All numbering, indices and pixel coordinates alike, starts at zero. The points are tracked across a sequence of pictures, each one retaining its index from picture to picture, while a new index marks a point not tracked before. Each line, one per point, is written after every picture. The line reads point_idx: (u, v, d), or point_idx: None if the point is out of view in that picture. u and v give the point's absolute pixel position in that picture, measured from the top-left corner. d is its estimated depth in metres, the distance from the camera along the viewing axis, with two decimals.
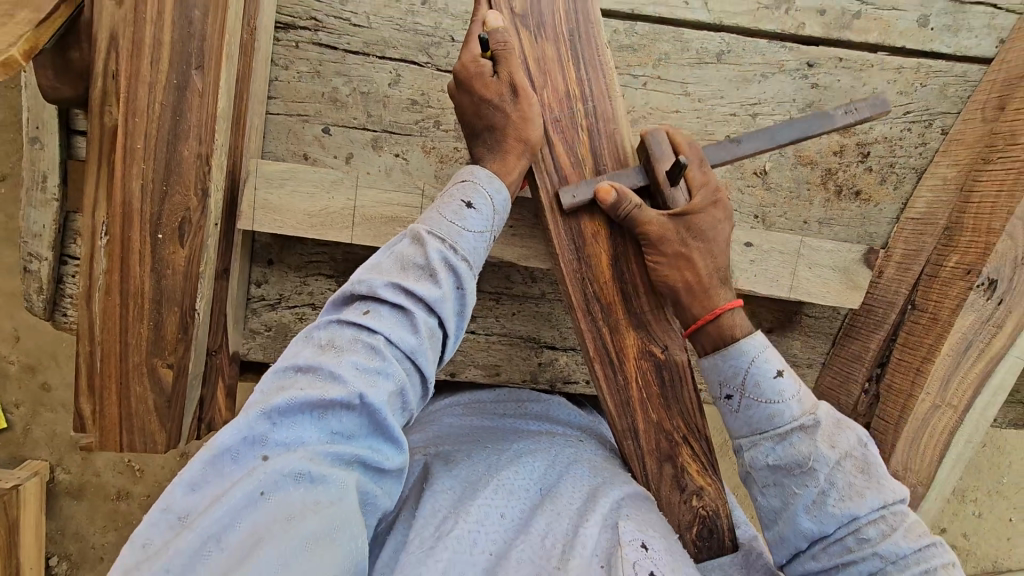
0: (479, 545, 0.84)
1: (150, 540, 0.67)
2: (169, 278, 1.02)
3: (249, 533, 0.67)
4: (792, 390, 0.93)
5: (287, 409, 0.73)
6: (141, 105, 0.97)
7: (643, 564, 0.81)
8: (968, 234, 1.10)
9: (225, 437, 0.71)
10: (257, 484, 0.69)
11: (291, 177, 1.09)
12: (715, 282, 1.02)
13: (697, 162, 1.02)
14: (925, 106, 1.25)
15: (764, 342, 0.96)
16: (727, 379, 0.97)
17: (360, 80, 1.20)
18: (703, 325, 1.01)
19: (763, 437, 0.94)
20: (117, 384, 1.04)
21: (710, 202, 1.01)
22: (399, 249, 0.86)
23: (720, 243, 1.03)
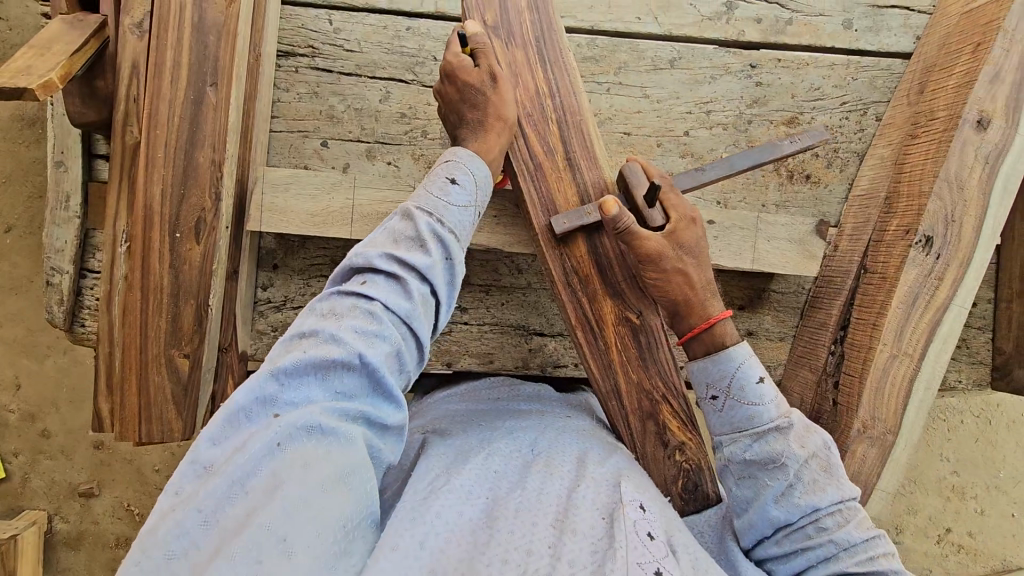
0: (473, 495, 0.87)
1: (181, 487, 0.71)
2: (185, 273, 1.12)
3: (269, 481, 0.69)
4: (772, 395, 0.98)
5: (293, 370, 0.77)
6: (161, 120, 1.09)
7: (642, 523, 0.82)
8: (904, 200, 1.23)
9: (240, 397, 0.75)
10: (273, 436, 0.72)
11: (294, 182, 1.21)
12: (708, 292, 1.09)
13: (670, 189, 1.13)
14: (858, 97, 1.41)
15: (749, 350, 1.01)
16: (715, 381, 1.01)
17: (354, 98, 1.35)
18: (700, 330, 1.06)
19: (743, 435, 0.98)
20: (137, 375, 1.12)
21: (688, 221, 1.10)
22: (390, 225, 0.93)
23: (706, 257, 1.11)
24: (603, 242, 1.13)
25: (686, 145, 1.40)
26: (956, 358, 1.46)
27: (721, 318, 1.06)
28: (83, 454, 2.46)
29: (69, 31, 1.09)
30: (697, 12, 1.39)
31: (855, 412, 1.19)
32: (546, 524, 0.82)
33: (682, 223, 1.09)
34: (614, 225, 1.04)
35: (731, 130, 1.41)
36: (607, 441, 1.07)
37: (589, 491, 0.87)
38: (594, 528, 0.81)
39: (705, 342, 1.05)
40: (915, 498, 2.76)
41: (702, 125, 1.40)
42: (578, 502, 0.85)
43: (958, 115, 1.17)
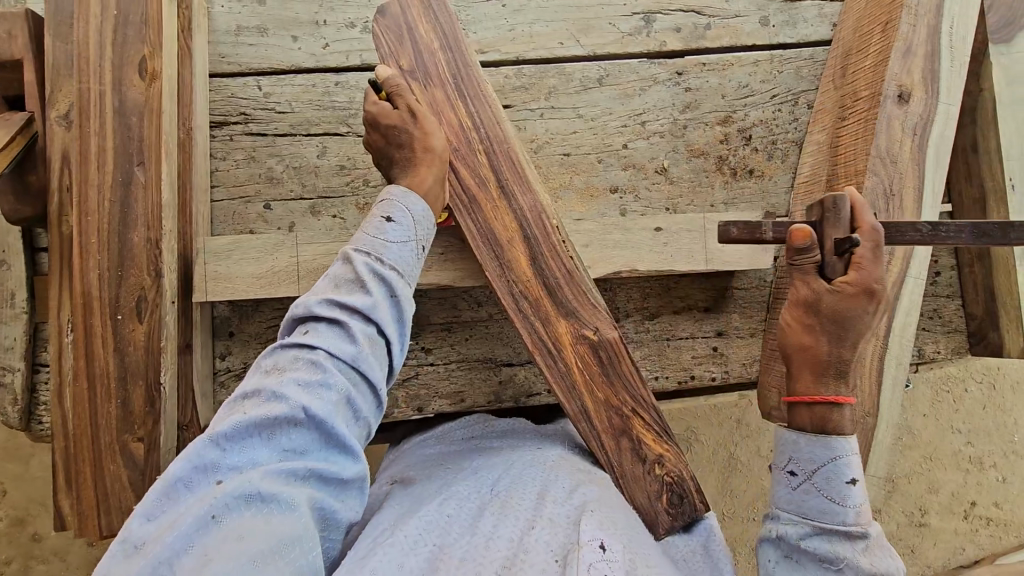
0: (419, 545, 0.83)
1: (108, 570, 0.67)
2: (132, 354, 1.10)
3: (198, 558, 0.65)
4: (857, 501, 0.94)
5: (235, 433, 0.74)
6: (93, 206, 1.10)
7: (599, 566, 0.75)
8: (842, 182, 1.23)
9: (178, 468, 0.72)
10: (208, 508, 0.68)
11: (236, 247, 1.20)
12: (838, 370, 0.99)
13: (875, 247, 0.98)
14: (787, 88, 1.44)
15: (857, 448, 0.96)
16: (800, 460, 0.98)
17: (292, 157, 1.35)
18: (818, 400, 0.98)
19: (805, 522, 0.95)
20: (93, 468, 1.09)
21: (863, 292, 0.97)
22: (332, 271, 0.90)
23: (859, 337, 0.99)
24: (547, 262, 1.12)
25: (627, 158, 1.41)
26: (930, 330, 1.44)
27: (837, 403, 0.97)
28: (77, 555, 2.38)
29: None
30: (617, 29, 1.42)
31: None
32: (492, 572, 0.77)
33: (850, 292, 0.97)
34: (792, 255, 1.00)
35: (669, 137, 1.42)
36: (579, 468, 1.06)
37: (545, 532, 0.83)
38: (545, 571, 0.76)
39: (804, 417, 0.99)
40: (934, 475, 2.71)
41: (640, 137, 1.42)
42: (531, 545, 0.81)
43: (879, 92, 1.19)
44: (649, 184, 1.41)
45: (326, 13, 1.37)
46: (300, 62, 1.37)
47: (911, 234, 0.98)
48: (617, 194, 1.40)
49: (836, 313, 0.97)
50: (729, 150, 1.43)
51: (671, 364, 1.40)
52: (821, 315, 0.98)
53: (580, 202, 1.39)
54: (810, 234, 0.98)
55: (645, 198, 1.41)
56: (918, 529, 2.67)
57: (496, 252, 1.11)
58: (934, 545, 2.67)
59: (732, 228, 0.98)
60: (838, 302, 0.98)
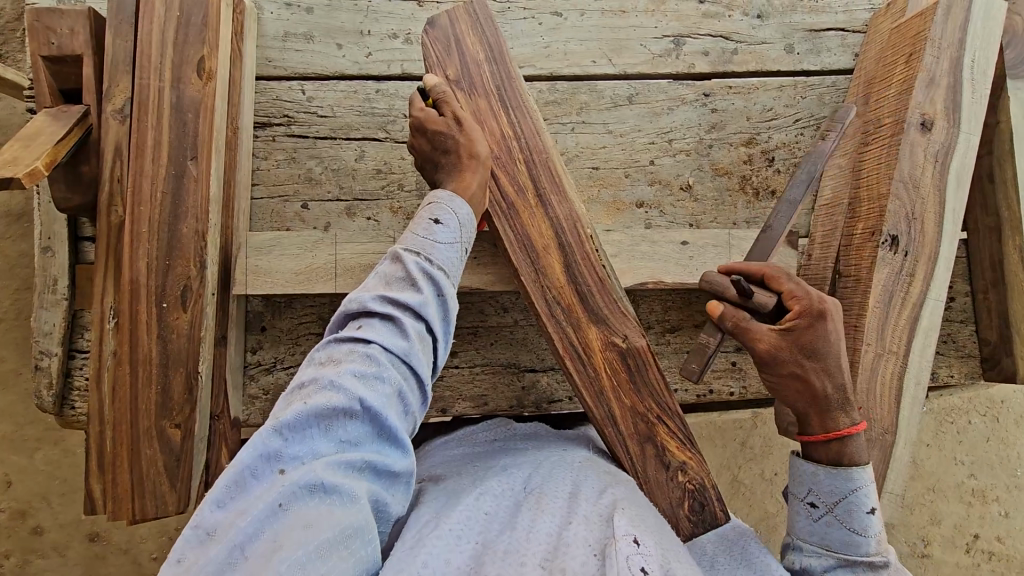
0: (462, 541, 0.87)
1: (183, 555, 0.71)
2: (173, 342, 1.13)
3: (269, 544, 0.70)
4: (877, 529, 0.97)
5: (296, 423, 0.78)
6: (145, 197, 1.14)
7: (636, 559, 0.82)
8: (865, 204, 1.27)
9: (245, 456, 0.76)
10: (275, 497, 0.72)
11: (277, 243, 1.25)
12: (838, 401, 1.04)
13: (786, 279, 1.09)
14: (810, 113, 1.49)
15: (873, 477, 0.99)
16: (821, 492, 1.00)
17: (331, 160, 1.40)
18: (830, 437, 1.02)
19: (829, 553, 0.98)
20: (129, 451, 1.12)
21: (814, 318, 1.05)
22: (382, 268, 0.95)
23: (834, 351, 1.04)
24: (580, 269, 1.16)
25: (653, 174, 1.46)
26: (944, 354, 1.47)
27: (849, 434, 1.01)
28: (76, 550, 2.37)
29: (53, 122, 1.14)
30: (648, 51, 1.48)
31: None
32: (535, 564, 0.82)
33: (803, 324, 1.05)
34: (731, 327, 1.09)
35: (694, 156, 1.47)
36: (607, 470, 1.08)
37: (581, 528, 0.88)
38: (586, 564, 0.82)
39: (819, 453, 1.03)
40: (936, 506, 2.71)
41: (666, 154, 1.47)
42: (570, 540, 0.85)
43: (902, 120, 1.24)
44: (674, 201, 1.46)
45: (371, 24, 1.43)
46: (343, 69, 1.42)
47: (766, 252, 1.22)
48: (643, 209, 1.45)
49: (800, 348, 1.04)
50: (753, 171, 1.47)
51: (690, 377, 1.43)
52: (793, 357, 1.03)
53: (607, 214, 1.44)
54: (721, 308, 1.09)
55: (670, 213, 1.45)
56: (920, 561, 2.67)
57: (532, 257, 1.15)
58: None
59: (693, 363, 1.12)
60: (800, 336, 1.04)
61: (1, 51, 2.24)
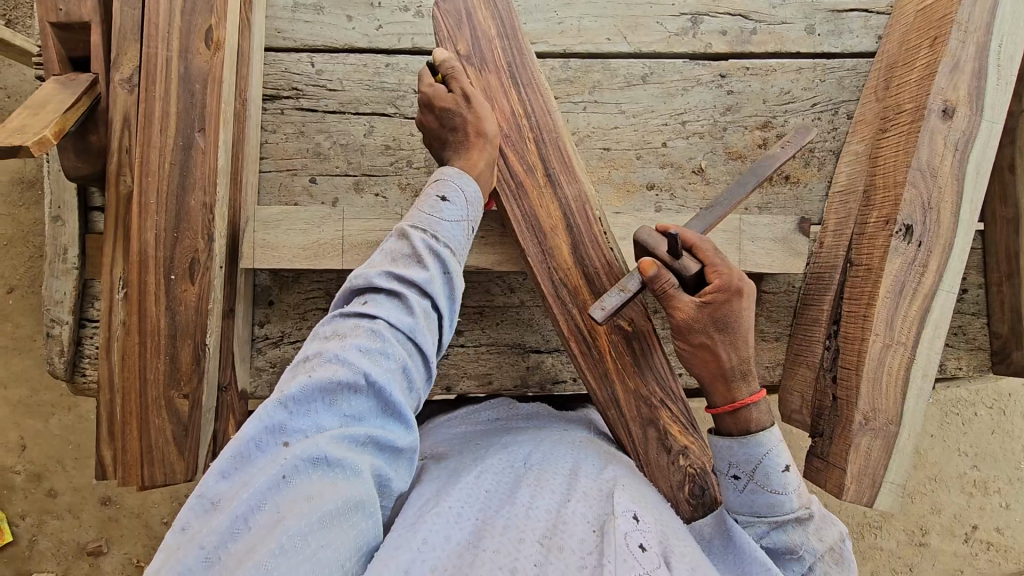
0: (462, 518, 0.89)
1: (187, 524, 0.73)
2: (181, 314, 1.14)
3: (272, 515, 0.71)
4: (795, 484, 0.99)
5: (301, 397, 0.79)
6: (153, 167, 1.13)
7: (634, 535, 0.84)
8: (880, 192, 1.26)
9: (251, 428, 0.77)
10: (279, 469, 0.74)
11: (285, 218, 1.24)
12: (741, 373, 1.06)
13: (712, 250, 1.09)
14: (829, 97, 1.46)
15: (779, 436, 1.01)
16: (738, 462, 1.01)
17: (339, 135, 1.39)
18: (738, 406, 1.04)
19: (761, 520, 0.99)
20: (139, 420, 1.13)
21: (732, 293, 1.06)
22: (388, 245, 0.95)
23: (745, 328, 1.07)
24: (588, 251, 1.15)
25: (665, 156, 1.44)
26: (953, 346, 1.46)
27: (753, 402, 1.04)
28: (90, 513, 2.44)
29: (61, 90, 1.14)
30: (664, 29, 1.44)
31: (854, 406, 1.19)
32: (534, 540, 0.83)
33: (722, 298, 1.06)
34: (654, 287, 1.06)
35: (708, 138, 1.44)
36: (606, 451, 1.10)
37: (580, 505, 0.90)
38: (584, 542, 0.83)
39: (728, 425, 1.05)
40: (937, 496, 2.71)
41: (679, 136, 1.44)
42: (570, 517, 0.87)
43: (923, 106, 1.21)
44: (685, 183, 1.43)
45: None
46: (353, 42, 1.40)
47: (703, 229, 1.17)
48: (653, 191, 1.43)
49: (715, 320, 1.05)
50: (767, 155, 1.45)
51: None
52: (708, 330, 1.04)
53: (616, 196, 1.42)
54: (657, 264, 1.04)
55: (681, 196, 1.43)
56: (916, 548, 2.68)
57: (539, 239, 1.14)
58: (933, 565, 2.68)
59: (604, 306, 1.06)
60: (718, 309, 1.05)
61: (10, 16, 2.22)
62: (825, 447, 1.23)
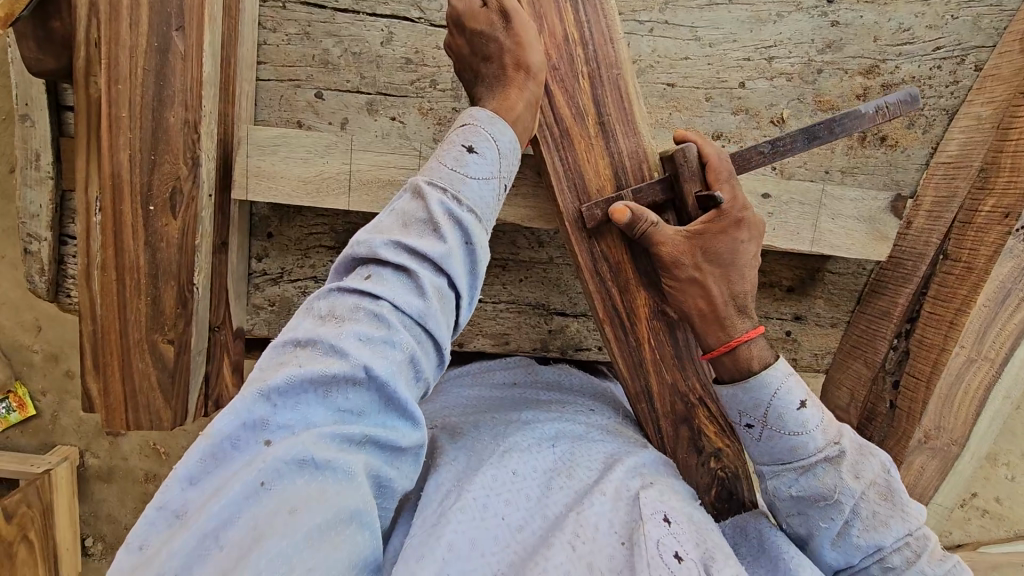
0: (490, 512, 0.79)
1: (147, 541, 0.63)
2: (163, 251, 1.00)
3: (250, 529, 0.61)
4: (817, 421, 0.82)
5: (287, 388, 0.66)
6: (123, 71, 0.93)
7: (668, 543, 0.74)
8: (1005, 175, 1.04)
9: (224, 424, 0.65)
10: (256, 474, 0.62)
11: (283, 143, 1.05)
12: (734, 307, 0.91)
13: (729, 176, 0.93)
14: (957, 40, 1.17)
15: (788, 369, 0.84)
16: (747, 409, 0.86)
17: (351, 40, 1.16)
18: (738, 344, 0.88)
19: (786, 469, 0.83)
20: (120, 361, 1.02)
21: (731, 223, 0.92)
22: (399, 203, 0.78)
23: (741, 266, 0.92)
24: None
25: (740, 100, 1.19)
26: None
27: (748, 339, 0.88)
28: None
29: None
30: None
31: (917, 421, 1.06)
32: (563, 542, 0.74)
33: (718, 226, 0.91)
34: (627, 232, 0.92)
35: (797, 81, 1.19)
36: (635, 442, 0.98)
37: (605, 503, 0.79)
38: (612, 557, 0.74)
39: (727, 369, 0.88)
40: None
41: (761, 75, 1.19)
42: (594, 518, 0.77)
43: None
44: (760, 135, 1.19)
45: None
46: None
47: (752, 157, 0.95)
48: (720, 141, 1.19)
49: (709, 252, 0.91)
50: None
51: None
52: (695, 261, 0.91)
53: None
54: (630, 210, 0.91)
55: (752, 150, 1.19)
56: None
57: (582, 204, 0.95)
58: None
59: (596, 210, 0.93)
60: (712, 239, 0.91)
61: None
62: None
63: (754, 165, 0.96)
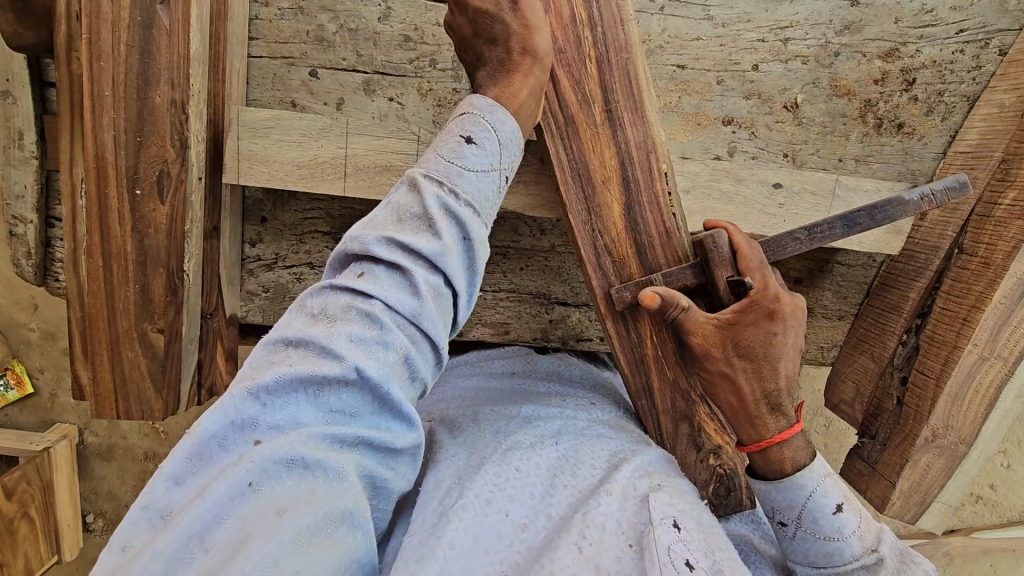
0: (492, 508, 0.77)
1: (129, 542, 0.60)
2: (152, 237, 0.97)
3: (236, 531, 0.58)
4: (854, 525, 0.83)
5: (276, 387, 0.64)
6: (106, 48, 0.89)
7: (679, 551, 0.71)
8: None
9: (210, 423, 0.62)
10: (243, 474, 0.60)
11: (276, 125, 1.01)
12: (769, 401, 0.89)
13: (761, 266, 0.91)
14: (982, 23, 1.12)
15: (824, 471, 0.85)
16: (780, 508, 0.86)
17: (347, 16, 1.11)
18: (770, 445, 0.87)
19: (822, 573, 0.82)
20: (109, 350, 1.00)
21: (765, 314, 0.90)
22: (394, 197, 0.74)
23: (774, 358, 0.90)
24: (644, 212, 0.93)
25: (753, 83, 1.14)
26: None
27: (781, 441, 0.87)
28: None
29: None
30: None
31: (924, 419, 1.04)
32: (568, 544, 0.71)
33: (749, 318, 0.89)
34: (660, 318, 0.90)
35: (812, 65, 1.14)
36: (636, 438, 0.96)
37: (609, 504, 0.77)
38: (620, 560, 0.71)
39: (760, 465, 0.88)
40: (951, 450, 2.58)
41: (775, 57, 1.13)
42: (598, 519, 0.75)
43: None
44: (772, 121, 1.15)
45: None
46: None
47: (787, 243, 0.93)
48: (731, 127, 1.15)
49: (742, 345, 0.89)
50: (882, 95, 1.14)
51: None
52: (727, 356, 0.89)
53: (684, 129, 1.14)
54: (659, 295, 0.88)
55: (763, 137, 1.15)
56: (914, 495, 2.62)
57: (587, 195, 0.91)
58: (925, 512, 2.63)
59: (625, 293, 0.92)
60: (746, 334, 0.89)
61: None
62: (875, 454, 1.11)
63: (789, 252, 0.93)
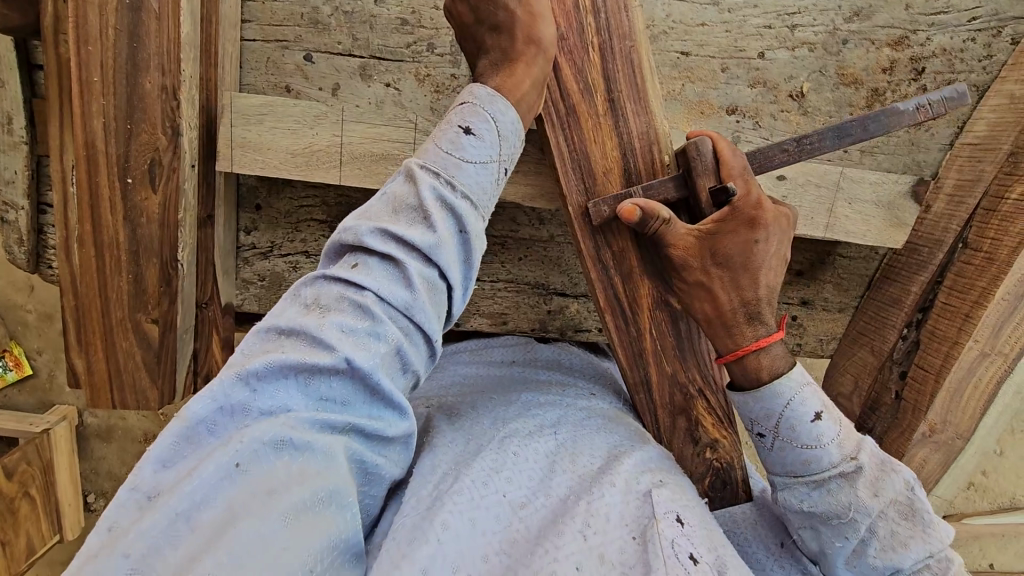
0: (491, 490, 0.76)
1: (116, 523, 0.57)
2: (144, 227, 0.95)
3: (223, 512, 0.56)
4: (833, 433, 0.77)
5: (266, 374, 0.62)
6: (93, 32, 0.86)
7: (683, 545, 0.70)
8: None
9: (199, 407, 0.61)
10: (231, 455, 0.59)
11: (270, 111, 0.99)
12: (746, 311, 0.84)
13: (744, 175, 0.86)
14: (994, 11, 1.09)
15: (804, 377, 0.78)
16: (758, 419, 0.81)
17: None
18: (745, 352, 0.82)
19: (799, 482, 0.78)
20: (103, 340, 0.99)
21: (745, 222, 0.84)
22: (391, 188, 0.73)
23: (755, 266, 0.85)
24: None
25: (758, 71, 1.11)
26: None
27: (759, 348, 0.81)
28: None
29: None
30: None
31: (922, 414, 1.04)
32: (573, 531, 0.71)
33: (729, 225, 0.84)
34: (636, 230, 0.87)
35: (820, 52, 1.11)
36: (634, 430, 0.95)
37: (614, 496, 0.76)
38: (623, 551, 0.70)
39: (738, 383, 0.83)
40: None
41: (782, 44, 1.11)
42: (605, 511, 0.73)
43: None
44: (777, 110, 1.12)
45: None
46: None
47: (775, 154, 0.88)
48: (735, 116, 1.12)
49: (720, 253, 0.84)
50: (890, 84, 1.12)
51: None
52: (703, 262, 0.85)
53: (687, 118, 1.12)
54: (637, 208, 0.85)
55: (767, 126, 1.13)
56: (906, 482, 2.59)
57: (587, 188, 0.89)
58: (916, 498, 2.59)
59: (603, 206, 0.88)
60: (724, 240, 0.84)
61: None
62: None
63: (776, 164, 0.88)
